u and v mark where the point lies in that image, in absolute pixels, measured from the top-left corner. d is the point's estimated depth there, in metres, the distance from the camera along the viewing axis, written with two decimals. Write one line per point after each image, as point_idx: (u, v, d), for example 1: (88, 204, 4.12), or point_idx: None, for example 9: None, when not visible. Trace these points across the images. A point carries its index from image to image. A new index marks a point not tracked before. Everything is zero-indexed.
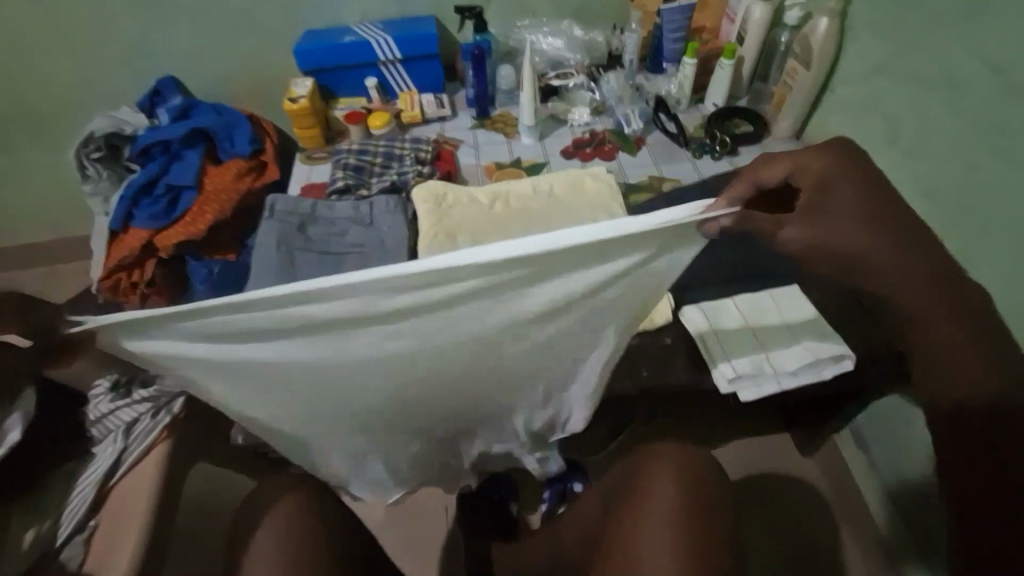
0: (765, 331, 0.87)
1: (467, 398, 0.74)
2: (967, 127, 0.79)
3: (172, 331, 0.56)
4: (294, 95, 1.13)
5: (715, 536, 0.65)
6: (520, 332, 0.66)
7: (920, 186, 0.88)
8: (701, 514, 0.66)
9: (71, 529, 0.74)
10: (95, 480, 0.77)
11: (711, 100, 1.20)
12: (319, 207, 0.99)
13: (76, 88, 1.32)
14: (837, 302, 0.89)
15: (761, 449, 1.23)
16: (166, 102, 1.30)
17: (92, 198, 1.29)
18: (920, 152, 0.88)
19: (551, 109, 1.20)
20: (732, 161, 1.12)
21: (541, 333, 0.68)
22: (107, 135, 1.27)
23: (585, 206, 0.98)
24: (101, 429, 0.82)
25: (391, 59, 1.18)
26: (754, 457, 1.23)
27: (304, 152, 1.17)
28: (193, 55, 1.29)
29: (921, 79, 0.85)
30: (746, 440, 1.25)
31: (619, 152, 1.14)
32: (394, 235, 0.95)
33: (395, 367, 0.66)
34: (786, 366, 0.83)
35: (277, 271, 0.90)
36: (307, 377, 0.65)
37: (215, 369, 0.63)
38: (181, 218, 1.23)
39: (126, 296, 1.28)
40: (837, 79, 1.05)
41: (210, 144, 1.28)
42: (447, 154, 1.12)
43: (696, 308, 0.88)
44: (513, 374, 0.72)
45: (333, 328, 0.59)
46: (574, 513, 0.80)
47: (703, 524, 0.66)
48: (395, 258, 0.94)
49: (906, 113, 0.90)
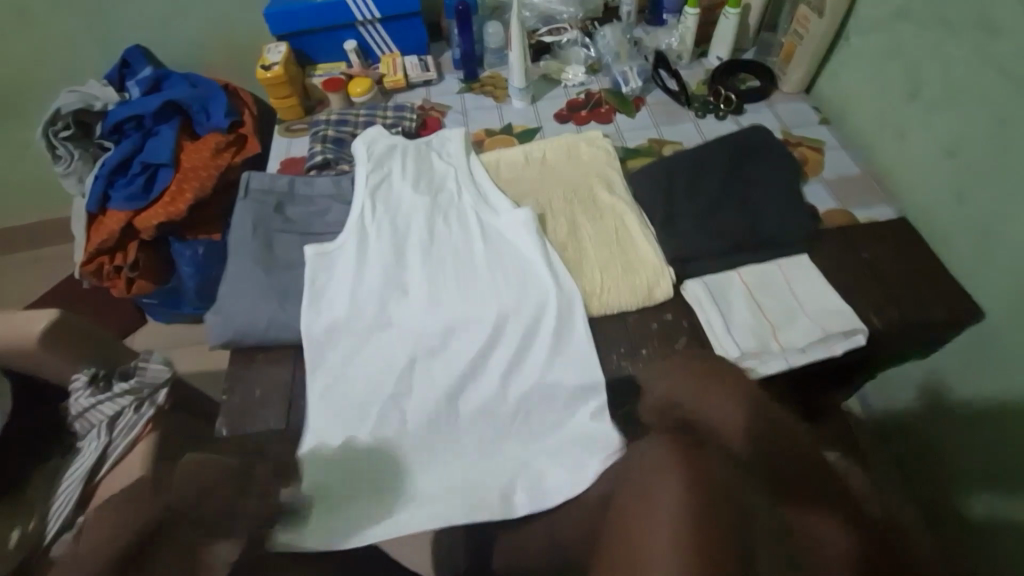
0: (770, 304, 0.80)
1: (423, 344, 0.81)
2: (975, 93, 0.77)
3: (297, 140, 1.10)
4: (268, 62, 1.08)
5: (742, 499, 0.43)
6: (493, 177, 0.95)
7: (943, 143, 0.83)
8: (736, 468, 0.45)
9: (57, 527, 0.72)
10: (80, 477, 0.75)
11: (715, 54, 1.12)
12: (298, 184, 0.93)
13: (48, 65, 1.28)
14: (850, 272, 0.83)
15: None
16: (135, 73, 1.26)
17: (66, 179, 1.26)
18: (946, 105, 0.82)
19: (544, 69, 1.15)
20: (736, 120, 1.05)
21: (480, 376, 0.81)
22: (76, 111, 1.23)
23: (577, 175, 0.94)
24: (83, 423, 0.79)
25: (371, 19, 1.13)
26: None
27: (283, 124, 1.13)
28: (171, 22, 1.25)
29: (949, 27, 0.80)
30: None
31: (616, 114, 1.08)
32: (371, 276, 0.84)
33: (388, 233, 0.88)
34: (794, 343, 0.76)
35: (253, 257, 0.85)
36: (315, 213, 0.92)
37: (297, 163, 1.05)
38: (159, 197, 1.22)
39: (111, 281, 1.30)
40: (853, 27, 0.97)
41: (185, 118, 1.26)
42: (433, 121, 1.10)
43: (698, 282, 0.82)
44: (480, 231, 0.88)
45: (385, 180, 0.93)
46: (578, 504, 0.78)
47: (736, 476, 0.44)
48: (370, 302, 0.83)
49: (930, 63, 0.83)
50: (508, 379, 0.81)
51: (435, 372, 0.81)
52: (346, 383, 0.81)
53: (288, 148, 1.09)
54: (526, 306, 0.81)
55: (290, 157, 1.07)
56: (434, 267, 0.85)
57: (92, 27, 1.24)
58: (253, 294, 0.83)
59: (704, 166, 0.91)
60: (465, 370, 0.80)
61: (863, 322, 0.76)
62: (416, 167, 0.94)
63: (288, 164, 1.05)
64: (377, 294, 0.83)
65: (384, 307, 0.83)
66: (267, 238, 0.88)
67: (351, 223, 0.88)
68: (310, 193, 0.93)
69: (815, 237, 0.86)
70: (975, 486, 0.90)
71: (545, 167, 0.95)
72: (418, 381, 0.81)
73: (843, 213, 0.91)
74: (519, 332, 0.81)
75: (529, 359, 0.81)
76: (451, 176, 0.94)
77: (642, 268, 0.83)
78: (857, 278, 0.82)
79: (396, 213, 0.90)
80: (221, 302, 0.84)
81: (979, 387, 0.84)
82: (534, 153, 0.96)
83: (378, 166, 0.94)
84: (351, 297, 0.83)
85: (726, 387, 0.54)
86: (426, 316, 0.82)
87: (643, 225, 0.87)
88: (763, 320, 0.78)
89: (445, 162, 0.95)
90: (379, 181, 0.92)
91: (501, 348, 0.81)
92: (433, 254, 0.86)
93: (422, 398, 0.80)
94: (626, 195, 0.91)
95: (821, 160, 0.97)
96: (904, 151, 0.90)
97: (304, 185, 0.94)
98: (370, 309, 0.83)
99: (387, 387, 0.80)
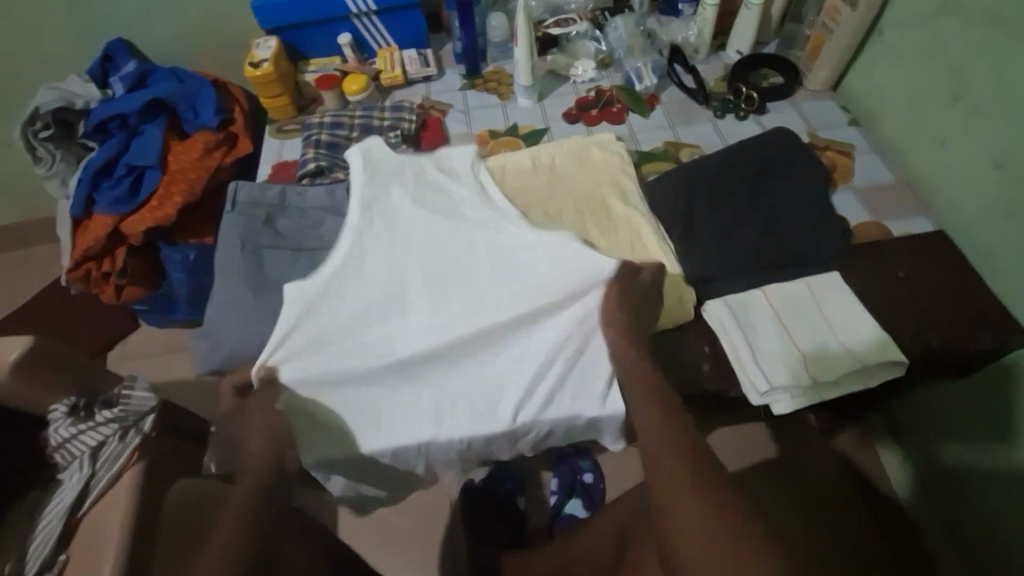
0: (800, 330, 0.74)
1: (429, 372, 0.76)
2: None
3: (290, 141, 1.03)
4: (256, 59, 1.01)
5: (685, 520, 0.55)
6: (498, 181, 0.88)
7: (991, 151, 0.77)
8: (692, 499, 0.56)
9: (39, 567, 0.68)
10: (62, 513, 0.70)
11: (734, 47, 1.05)
12: (289, 194, 0.87)
13: (27, 60, 1.21)
14: (882, 292, 0.77)
15: (758, 441, 1.21)
16: (118, 68, 1.19)
17: (49, 181, 1.20)
18: (995, 110, 0.76)
19: (551, 64, 1.08)
20: (759, 120, 0.99)
21: (492, 397, 0.75)
22: (56, 110, 1.15)
23: (589, 182, 0.88)
24: (64, 455, 0.75)
25: (366, 10, 1.05)
26: (754, 449, 1.20)
27: (274, 125, 1.06)
28: (154, 15, 1.18)
29: (998, 21, 0.73)
30: (739, 428, 1.22)
31: (629, 113, 1.02)
32: (370, 298, 0.78)
33: (387, 249, 0.82)
34: (828, 375, 0.70)
35: (243, 277, 0.80)
36: (308, 229, 0.85)
37: (290, 167, 0.99)
38: (146, 201, 1.16)
39: (99, 288, 1.24)
40: (887, 19, 0.90)
41: (172, 115, 1.19)
42: (433, 122, 1.03)
43: (721, 304, 0.76)
44: (488, 242, 0.82)
45: (380, 188, 0.85)
46: (601, 522, 0.81)
47: (687, 499, 0.56)
48: (370, 327, 0.77)
49: (977, 64, 0.77)
50: (524, 399, 0.75)
51: (444, 400, 0.75)
52: (354, 406, 0.75)
53: (281, 151, 1.02)
54: (543, 330, 0.76)
55: (282, 161, 1.00)
56: (439, 286, 0.79)
57: (69, 20, 1.16)
58: (243, 319, 0.77)
59: (727, 173, 0.85)
60: (476, 393, 0.75)
61: (900, 351, 0.70)
62: (415, 172, 0.87)
63: (280, 168, 0.99)
64: (377, 317, 0.78)
65: (385, 331, 0.77)
66: (258, 256, 0.82)
67: (345, 240, 0.81)
68: (307, 205, 0.87)
69: (845, 254, 0.80)
70: (967, 457, 0.96)
71: (554, 171, 0.89)
72: (425, 408, 0.75)
73: (874, 225, 0.85)
74: (534, 355, 0.76)
75: (539, 390, 0.75)
76: (452, 180, 0.87)
77: (660, 287, 0.78)
78: (892, 299, 0.77)
79: (395, 227, 0.83)
80: (210, 325, 0.78)
81: (996, 368, 0.88)
82: (543, 154, 0.90)
83: (372, 174, 0.86)
84: (350, 323, 0.77)
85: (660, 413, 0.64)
86: (432, 335, 0.76)
87: (660, 238, 0.81)
88: (793, 350, 0.73)
89: (445, 165, 0.88)
90: (374, 190, 0.85)
91: (515, 370, 0.76)
92: (436, 271, 0.80)
93: (431, 427, 0.74)
94: (642, 205, 0.84)
95: (851, 165, 0.91)
96: (945, 157, 0.84)
97: (297, 195, 0.87)
98: (371, 333, 0.77)
99: (392, 413, 0.75)
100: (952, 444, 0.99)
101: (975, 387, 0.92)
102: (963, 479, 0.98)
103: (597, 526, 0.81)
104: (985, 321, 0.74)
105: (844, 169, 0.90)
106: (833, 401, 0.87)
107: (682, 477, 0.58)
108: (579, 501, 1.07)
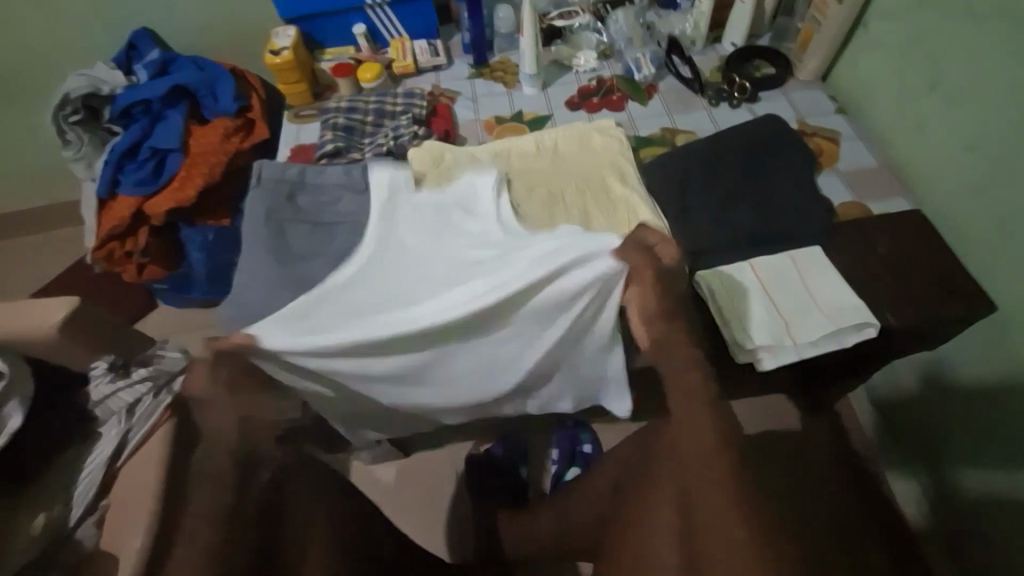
0: (784, 298, 0.80)
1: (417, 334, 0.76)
2: (1003, 86, 0.76)
3: (307, 126, 1.09)
4: (276, 47, 1.07)
5: (703, 500, 0.52)
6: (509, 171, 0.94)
7: (965, 136, 0.83)
8: (713, 478, 0.52)
9: (81, 512, 0.75)
10: (102, 463, 0.77)
11: (729, 39, 1.11)
12: (308, 172, 0.93)
13: (55, 48, 1.27)
14: (864, 265, 0.83)
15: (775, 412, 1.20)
16: (143, 56, 1.26)
17: (76, 164, 1.26)
18: (967, 96, 0.82)
19: (555, 54, 1.13)
20: (751, 108, 1.04)
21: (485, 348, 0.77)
22: (85, 95, 1.22)
23: (589, 165, 0.93)
24: (103, 411, 0.81)
25: (379, 2, 1.11)
26: None
27: (292, 110, 1.12)
28: (177, 6, 1.24)
29: (972, 14, 0.79)
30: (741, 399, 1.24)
31: (628, 102, 1.07)
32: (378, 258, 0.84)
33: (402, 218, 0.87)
34: (807, 337, 0.76)
35: (268, 246, 0.86)
36: (327, 208, 0.91)
37: (307, 149, 1.04)
38: (169, 183, 1.22)
39: (121, 266, 1.30)
40: (872, 13, 0.96)
41: (193, 101, 1.25)
42: (443, 108, 1.08)
43: (710, 272, 0.82)
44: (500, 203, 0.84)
45: (402, 183, 0.92)
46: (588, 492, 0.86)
47: (703, 479, 0.53)
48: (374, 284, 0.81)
49: (954, 53, 0.83)
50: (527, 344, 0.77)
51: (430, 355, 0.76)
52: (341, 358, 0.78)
53: (299, 135, 1.08)
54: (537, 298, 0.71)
55: (299, 144, 1.06)
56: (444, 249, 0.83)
57: (95, 7, 1.22)
58: (267, 285, 0.83)
59: (720, 157, 0.91)
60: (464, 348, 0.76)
61: (873, 315, 0.76)
62: (437, 169, 0.94)
63: (297, 150, 1.05)
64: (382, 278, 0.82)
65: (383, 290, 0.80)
66: (281, 230, 0.88)
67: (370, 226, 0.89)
68: (330, 182, 0.92)
69: (829, 230, 0.86)
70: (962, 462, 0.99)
71: (557, 157, 0.95)
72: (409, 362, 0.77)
73: (856, 206, 0.91)
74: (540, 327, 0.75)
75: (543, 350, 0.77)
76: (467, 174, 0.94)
77: None
78: (871, 273, 0.82)
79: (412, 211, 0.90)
80: (236, 291, 0.85)
81: (992, 383, 0.88)
82: (548, 143, 0.96)
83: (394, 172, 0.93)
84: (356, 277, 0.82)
85: (699, 400, 0.57)
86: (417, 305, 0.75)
87: (656, 218, 0.86)
88: (776, 314, 0.78)
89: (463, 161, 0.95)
90: (396, 186, 0.92)
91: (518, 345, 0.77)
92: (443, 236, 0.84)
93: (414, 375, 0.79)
94: (640, 186, 0.90)
95: (837, 151, 0.96)
96: (925, 143, 0.90)
97: (318, 174, 0.92)
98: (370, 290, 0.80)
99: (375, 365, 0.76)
100: (968, 472, 0.96)
101: (991, 414, 0.89)
102: (960, 489, 0.99)
103: (584, 498, 0.86)
104: (957, 294, 0.80)
105: (829, 154, 0.95)
106: (818, 369, 0.93)
107: (702, 457, 0.54)
108: (578, 469, 1.12)
